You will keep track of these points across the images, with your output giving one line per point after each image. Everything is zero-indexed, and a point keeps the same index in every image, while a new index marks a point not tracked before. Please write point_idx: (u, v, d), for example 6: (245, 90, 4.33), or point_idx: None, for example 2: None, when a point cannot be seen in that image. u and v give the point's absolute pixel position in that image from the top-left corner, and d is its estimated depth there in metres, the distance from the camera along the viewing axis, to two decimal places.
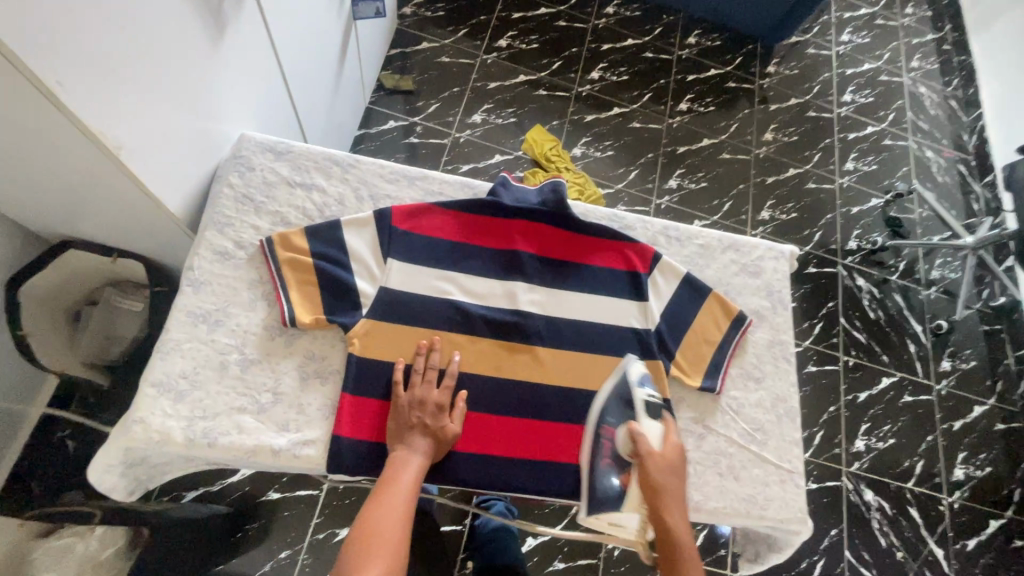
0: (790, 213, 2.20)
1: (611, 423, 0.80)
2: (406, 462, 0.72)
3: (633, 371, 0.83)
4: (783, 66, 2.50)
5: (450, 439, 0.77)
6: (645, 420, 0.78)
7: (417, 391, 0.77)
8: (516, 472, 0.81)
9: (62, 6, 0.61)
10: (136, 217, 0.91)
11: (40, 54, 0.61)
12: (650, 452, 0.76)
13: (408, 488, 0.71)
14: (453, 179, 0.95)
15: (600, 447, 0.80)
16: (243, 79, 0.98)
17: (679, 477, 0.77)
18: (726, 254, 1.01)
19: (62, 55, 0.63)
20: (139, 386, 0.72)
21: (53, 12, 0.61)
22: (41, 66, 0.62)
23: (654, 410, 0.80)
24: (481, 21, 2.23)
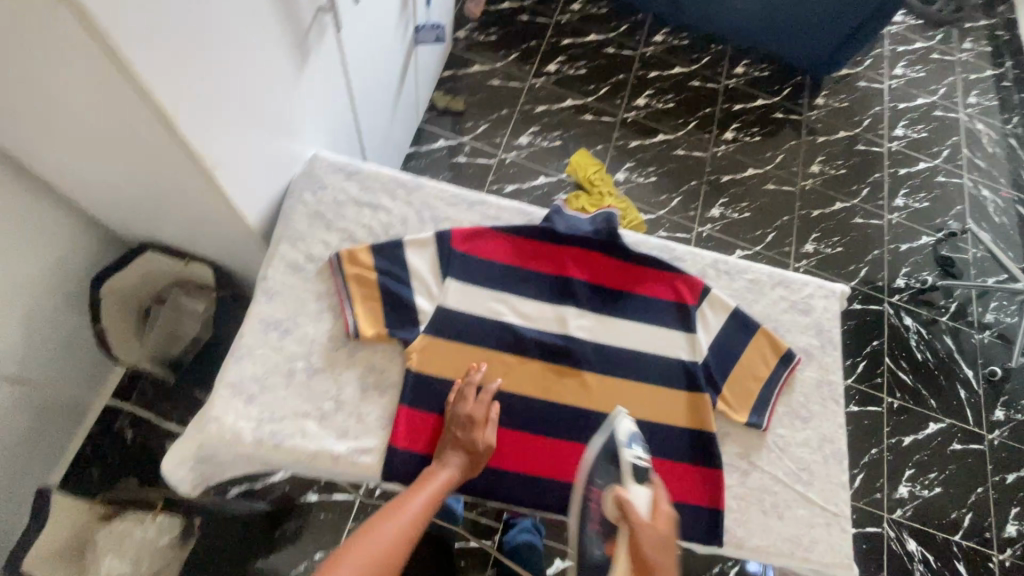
0: (836, 247, 2.17)
1: (598, 485, 0.79)
2: (435, 473, 0.76)
3: (621, 430, 0.81)
4: (832, 98, 2.48)
5: (483, 452, 0.78)
6: (632, 486, 0.76)
7: (454, 406, 0.80)
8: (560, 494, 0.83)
9: (185, 40, 0.66)
10: (213, 226, 0.97)
11: (165, 83, 0.66)
12: (638, 520, 0.73)
13: (433, 496, 0.74)
14: (510, 205, 0.98)
15: (588, 510, 0.79)
16: (320, 102, 1.04)
17: (670, 555, 0.71)
18: (775, 290, 1.01)
19: (182, 83, 0.68)
20: (216, 386, 0.78)
21: (177, 46, 0.65)
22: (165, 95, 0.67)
23: (642, 475, 0.78)
24: (532, 46, 2.30)
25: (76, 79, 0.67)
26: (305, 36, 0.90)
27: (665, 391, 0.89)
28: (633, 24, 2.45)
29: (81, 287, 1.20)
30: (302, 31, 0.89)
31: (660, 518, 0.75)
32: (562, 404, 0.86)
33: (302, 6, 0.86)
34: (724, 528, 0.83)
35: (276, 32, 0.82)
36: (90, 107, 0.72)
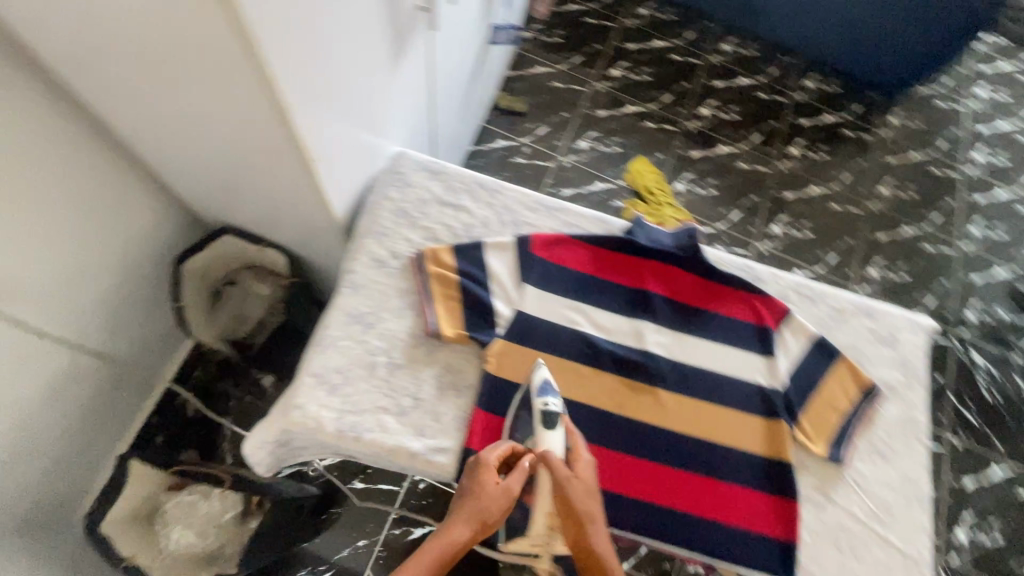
0: (902, 274, 2.08)
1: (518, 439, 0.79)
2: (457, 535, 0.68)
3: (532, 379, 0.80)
4: (907, 117, 2.37)
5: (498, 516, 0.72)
6: (545, 432, 0.75)
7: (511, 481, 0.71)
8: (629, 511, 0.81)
9: (310, 42, 0.68)
10: (298, 216, 0.99)
11: (290, 83, 0.68)
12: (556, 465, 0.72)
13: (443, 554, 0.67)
14: (590, 213, 0.98)
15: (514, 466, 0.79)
16: (406, 101, 1.05)
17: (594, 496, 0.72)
18: (859, 319, 0.97)
19: (302, 81, 0.70)
20: (302, 374, 0.80)
21: (303, 46, 0.68)
22: (290, 93, 0.69)
23: (554, 418, 0.76)
24: (597, 50, 2.28)
25: (203, 75, 0.70)
26: (402, 34, 0.91)
27: (741, 415, 0.87)
28: (701, 32, 2.40)
29: (164, 264, 1.25)
30: (400, 30, 0.89)
31: (579, 459, 0.75)
32: (635, 420, 0.85)
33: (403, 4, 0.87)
34: (796, 562, 0.80)
35: (380, 30, 0.83)
36: (207, 97, 0.74)
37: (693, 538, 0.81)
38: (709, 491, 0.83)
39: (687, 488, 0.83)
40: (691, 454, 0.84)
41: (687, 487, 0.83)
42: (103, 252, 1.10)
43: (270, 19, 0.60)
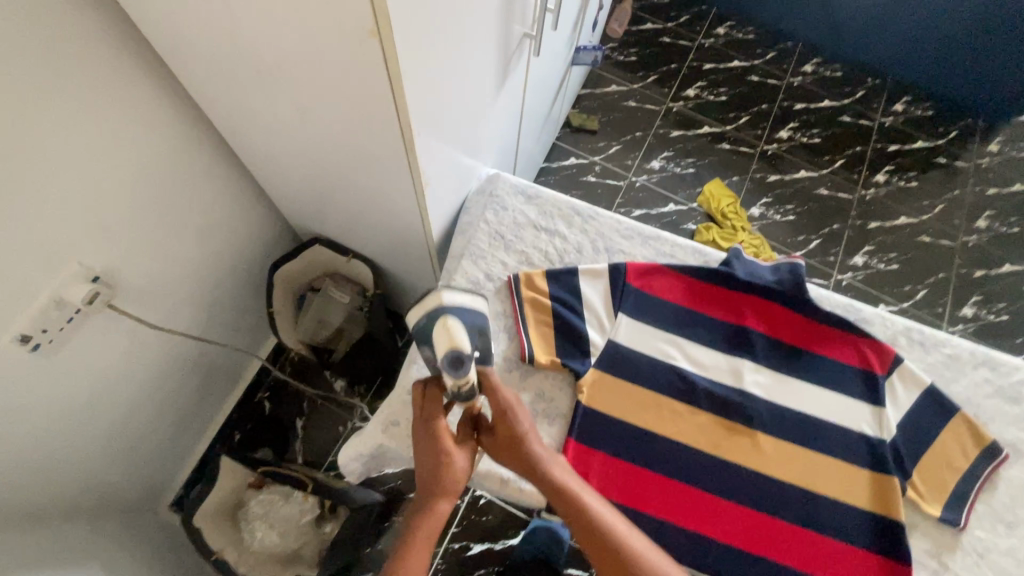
0: (1001, 314, 1.92)
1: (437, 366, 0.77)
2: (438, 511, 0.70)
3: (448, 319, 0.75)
4: (1010, 145, 2.21)
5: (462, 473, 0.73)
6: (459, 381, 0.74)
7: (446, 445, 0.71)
8: (723, 557, 0.78)
9: (439, 77, 0.70)
10: (394, 231, 1.01)
11: (419, 117, 0.70)
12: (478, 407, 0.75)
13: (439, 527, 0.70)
14: (685, 243, 0.96)
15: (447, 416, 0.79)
16: (500, 123, 1.06)
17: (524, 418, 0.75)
18: (978, 370, 0.90)
19: (428, 114, 0.72)
20: (400, 391, 0.82)
21: (434, 81, 0.69)
22: (417, 127, 0.70)
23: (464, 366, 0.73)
24: (672, 69, 2.24)
25: (332, 105, 0.72)
26: (508, 60, 0.92)
27: (846, 466, 0.82)
28: (782, 51, 2.32)
29: (259, 270, 1.32)
30: (507, 56, 0.90)
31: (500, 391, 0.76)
32: (732, 462, 0.82)
33: (514, 31, 0.88)
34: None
35: (492, 57, 0.84)
36: (331, 123, 0.77)
37: None
38: (811, 545, 0.79)
39: (788, 539, 0.79)
40: (791, 503, 0.80)
41: (787, 539, 0.79)
42: (212, 261, 1.16)
43: (414, 59, 0.61)
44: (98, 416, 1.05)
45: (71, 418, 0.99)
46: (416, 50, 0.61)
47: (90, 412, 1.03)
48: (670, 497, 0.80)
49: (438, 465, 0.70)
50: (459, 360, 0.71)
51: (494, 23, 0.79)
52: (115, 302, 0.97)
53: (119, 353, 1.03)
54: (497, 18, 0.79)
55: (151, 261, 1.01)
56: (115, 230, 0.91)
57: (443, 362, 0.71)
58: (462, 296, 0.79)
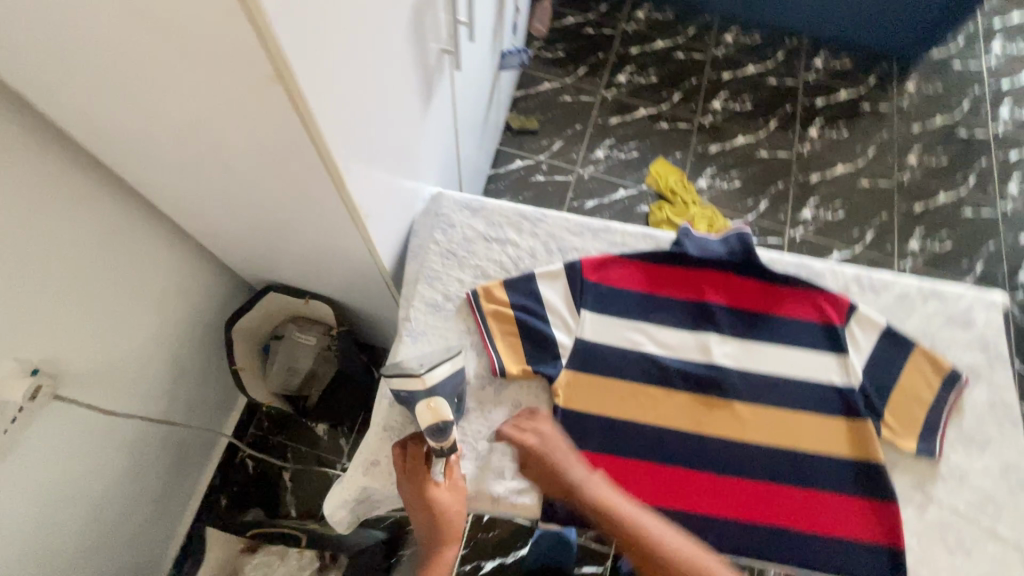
0: (944, 243, 2.03)
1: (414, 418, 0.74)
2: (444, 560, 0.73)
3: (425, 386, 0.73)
4: (925, 82, 2.33)
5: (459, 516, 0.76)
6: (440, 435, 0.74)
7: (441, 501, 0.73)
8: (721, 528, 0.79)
9: (357, 109, 0.69)
10: (345, 266, 0.99)
11: (344, 152, 0.68)
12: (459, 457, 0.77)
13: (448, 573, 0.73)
14: (635, 230, 0.97)
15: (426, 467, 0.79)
16: (434, 141, 1.06)
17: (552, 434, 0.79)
18: (928, 304, 0.94)
19: (353, 147, 0.71)
20: (376, 430, 0.80)
21: (353, 114, 0.68)
22: (344, 162, 0.69)
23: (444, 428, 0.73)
24: (600, 59, 2.28)
25: (253, 153, 0.70)
26: (430, 76, 0.91)
27: (823, 418, 0.84)
28: (702, 26, 2.38)
29: (215, 329, 1.27)
30: (428, 73, 0.90)
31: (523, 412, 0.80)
32: (716, 435, 0.83)
33: (430, 48, 0.87)
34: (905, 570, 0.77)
35: (412, 77, 0.84)
36: (257, 170, 0.74)
37: (793, 554, 0.78)
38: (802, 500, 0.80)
39: (781, 500, 0.80)
40: (777, 462, 0.82)
41: (780, 498, 0.80)
42: (164, 328, 1.12)
43: (326, 96, 0.60)
44: (67, 510, 1.01)
45: (36, 518, 0.94)
46: (327, 86, 0.60)
47: (56, 508, 0.97)
48: (662, 482, 0.81)
49: (435, 525, 0.73)
50: (442, 428, 0.72)
51: (407, 43, 0.78)
52: (61, 392, 0.92)
53: (77, 443, 0.98)
54: (410, 38, 0.79)
55: (95, 343, 0.96)
56: (48, 318, 0.86)
57: (427, 432, 0.72)
58: (443, 359, 0.76)
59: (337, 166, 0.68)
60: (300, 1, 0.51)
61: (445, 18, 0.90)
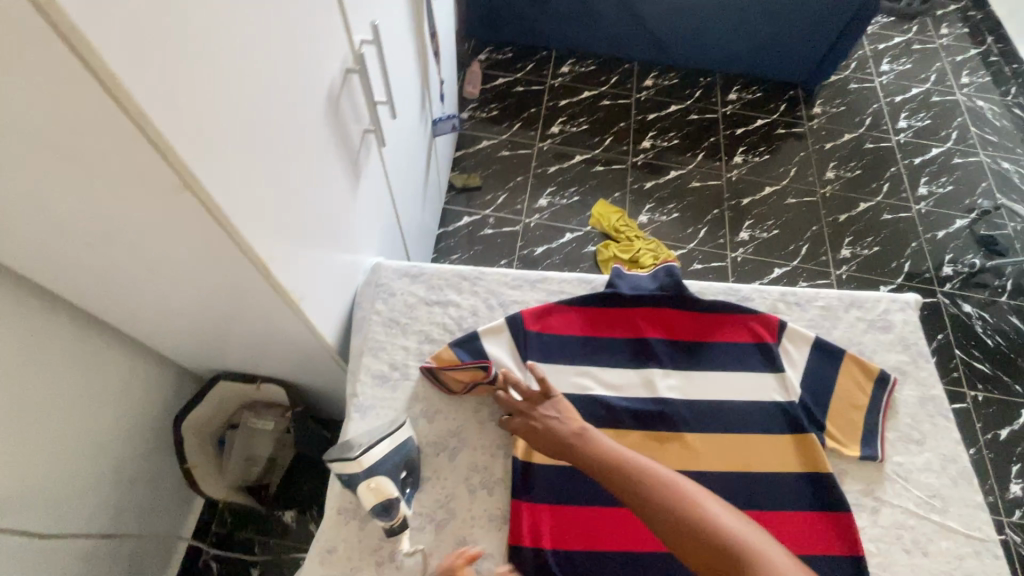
0: (872, 247, 2.16)
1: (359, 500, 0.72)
2: None
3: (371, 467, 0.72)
4: (829, 103, 2.55)
5: None
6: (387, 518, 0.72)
7: None
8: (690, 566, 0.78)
9: (275, 197, 0.71)
10: (290, 347, 0.99)
11: (264, 239, 0.70)
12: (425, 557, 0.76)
13: None
14: (571, 277, 1.01)
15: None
16: (370, 214, 1.09)
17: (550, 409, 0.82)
18: (850, 312, 1.00)
19: (274, 235, 0.72)
20: (330, 514, 0.78)
21: (270, 203, 0.70)
22: (265, 249, 0.71)
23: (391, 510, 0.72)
24: (533, 113, 2.41)
25: (175, 251, 0.71)
26: (355, 156, 0.96)
27: (770, 437, 0.87)
28: (623, 74, 2.56)
29: (162, 427, 1.22)
30: (352, 154, 0.94)
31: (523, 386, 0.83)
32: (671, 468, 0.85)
33: (352, 131, 0.92)
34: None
35: (335, 159, 0.88)
36: (183, 266, 0.75)
37: None
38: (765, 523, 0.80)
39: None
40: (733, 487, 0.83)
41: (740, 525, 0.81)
42: (103, 434, 1.07)
43: (237, 192, 0.63)
44: None
45: None
46: (235, 184, 0.62)
47: None
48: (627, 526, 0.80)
49: None
50: (388, 507, 0.72)
51: (325, 130, 0.83)
52: None
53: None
54: (327, 125, 0.83)
55: (23, 462, 0.92)
56: None
57: (374, 511, 0.71)
58: (387, 438, 0.76)
59: (259, 252, 0.69)
60: (195, 114, 0.53)
61: (364, 102, 0.95)
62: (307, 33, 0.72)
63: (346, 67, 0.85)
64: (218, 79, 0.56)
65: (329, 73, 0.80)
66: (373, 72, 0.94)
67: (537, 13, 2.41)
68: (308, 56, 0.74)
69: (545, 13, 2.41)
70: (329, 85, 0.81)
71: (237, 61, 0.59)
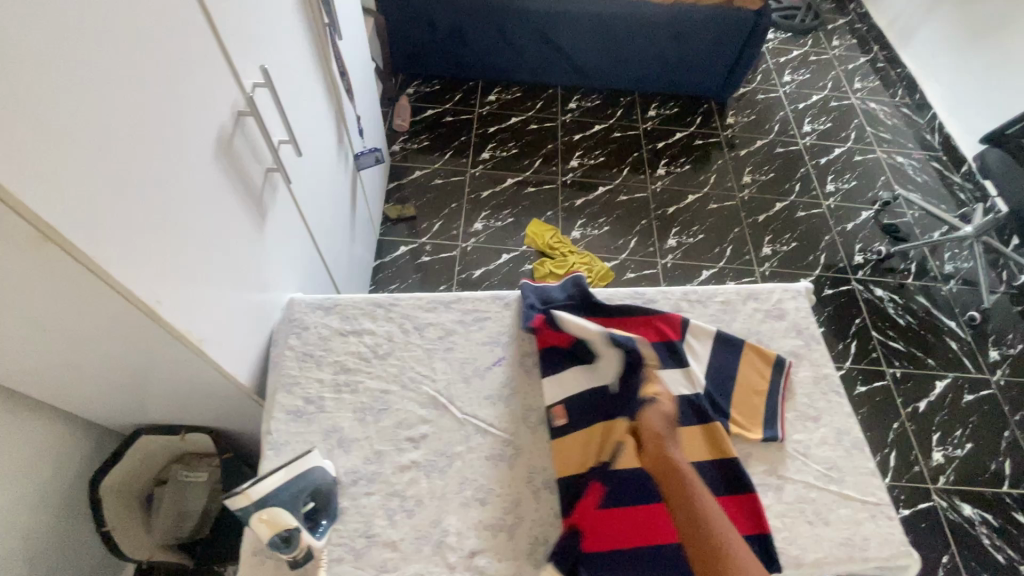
0: (790, 243, 2.31)
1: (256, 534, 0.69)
2: None
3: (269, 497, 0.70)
4: (740, 114, 2.73)
5: None
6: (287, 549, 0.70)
7: None
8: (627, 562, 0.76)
9: (156, 239, 0.71)
10: (204, 394, 0.96)
11: (144, 281, 0.70)
12: None
13: None
14: (485, 295, 1.04)
15: None
16: (283, 250, 1.09)
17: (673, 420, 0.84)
18: (747, 305, 1.07)
19: (158, 278, 0.72)
20: (244, 557, 0.76)
21: (149, 246, 0.70)
22: (145, 291, 0.70)
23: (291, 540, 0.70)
24: (463, 141, 2.48)
25: (52, 309, 0.69)
26: (258, 196, 0.97)
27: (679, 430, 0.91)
28: (548, 99, 2.67)
29: (80, 491, 1.16)
30: (254, 193, 0.95)
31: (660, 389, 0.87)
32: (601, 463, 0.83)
33: (250, 171, 0.93)
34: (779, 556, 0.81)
35: (233, 199, 0.88)
36: (65, 323, 0.73)
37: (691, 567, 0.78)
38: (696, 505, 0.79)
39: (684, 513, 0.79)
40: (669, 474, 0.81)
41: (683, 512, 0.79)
42: (11, 507, 1.02)
43: (101, 237, 0.63)
44: None
45: None
46: (99, 228, 0.62)
47: None
48: (549, 534, 0.81)
49: None
50: (286, 538, 0.70)
51: (217, 172, 0.83)
52: None
53: None
54: (219, 166, 0.84)
55: None
56: None
57: (271, 544, 0.69)
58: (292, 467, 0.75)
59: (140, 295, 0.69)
60: (40, 166, 0.54)
61: (262, 143, 0.97)
62: (183, 81, 0.74)
63: (236, 110, 0.87)
64: (69, 130, 0.56)
65: (216, 117, 0.82)
66: (269, 114, 0.97)
67: (459, 46, 2.50)
68: (189, 101, 0.76)
69: (467, 46, 2.50)
70: (218, 128, 0.83)
71: (97, 111, 0.60)
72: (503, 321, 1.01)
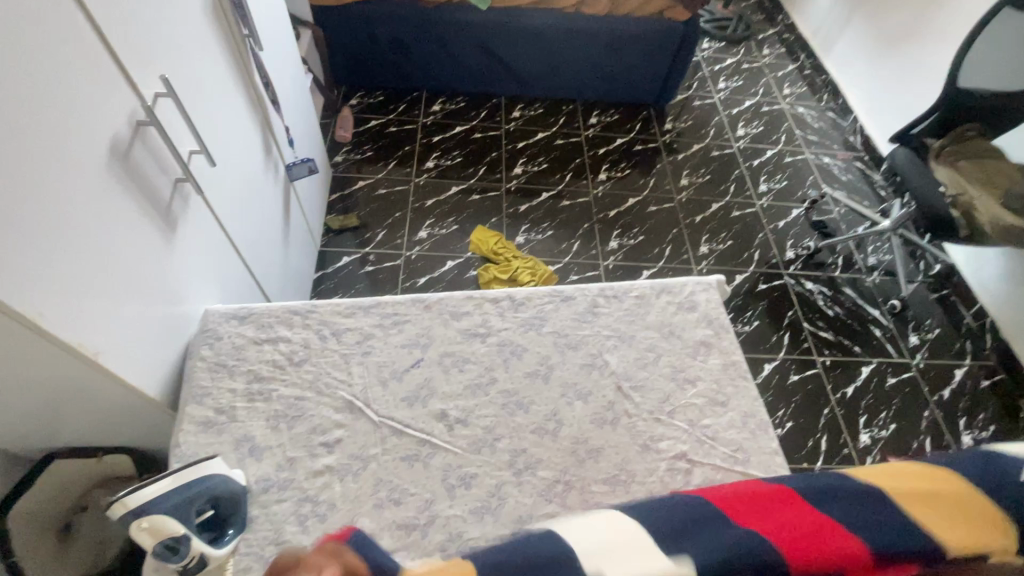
0: (725, 241, 2.41)
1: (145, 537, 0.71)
2: None
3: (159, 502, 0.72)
4: (678, 120, 2.84)
5: None
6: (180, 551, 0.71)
7: None
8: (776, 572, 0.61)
9: (41, 252, 0.69)
10: (112, 418, 0.93)
11: (29, 297, 0.68)
12: None
13: None
14: (404, 298, 1.05)
15: None
16: (198, 262, 1.07)
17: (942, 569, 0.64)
18: (662, 298, 1.11)
19: (47, 293, 0.70)
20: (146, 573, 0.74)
21: (35, 259, 0.68)
22: (32, 307, 0.68)
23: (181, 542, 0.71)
24: (407, 151, 2.49)
25: None
26: (164, 206, 0.95)
27: (593, 421, 0.95)
28: (491, 108, 2.71)
29: None
30: (160, 204, 0.93)
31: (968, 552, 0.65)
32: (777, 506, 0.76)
33: (154, 181, 0.91)
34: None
35: (133, 209, 0.86)
36: None
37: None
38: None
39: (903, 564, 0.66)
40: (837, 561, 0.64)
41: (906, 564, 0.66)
42: None
43: None
44: None
45: None
46: None
47: None
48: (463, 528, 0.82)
49: None
50: (174, 543, 0.71)
51: (112, 181, 0.82)
52: None
53: None
54: (114, 175, 0.82)
55: None
56: None
57: (159, 553, 0.70)
58: (189, 473, 0.77)
59: (17, 305, 0.66)
60: None
61: (168, 154, 0.96)
62: (67, 87, 0.73)
63: (133, 120, 0.86)
64: None
65: (109, 126, 0.80)
66: (173, 125, 0.95)
67: (400, 57, 2.52)
68: (77, 111, 0.74)
69: (409, 58, 2.53)
70: (112, 138, 0.81)
71: None
72: (422, 323, 1.02)
